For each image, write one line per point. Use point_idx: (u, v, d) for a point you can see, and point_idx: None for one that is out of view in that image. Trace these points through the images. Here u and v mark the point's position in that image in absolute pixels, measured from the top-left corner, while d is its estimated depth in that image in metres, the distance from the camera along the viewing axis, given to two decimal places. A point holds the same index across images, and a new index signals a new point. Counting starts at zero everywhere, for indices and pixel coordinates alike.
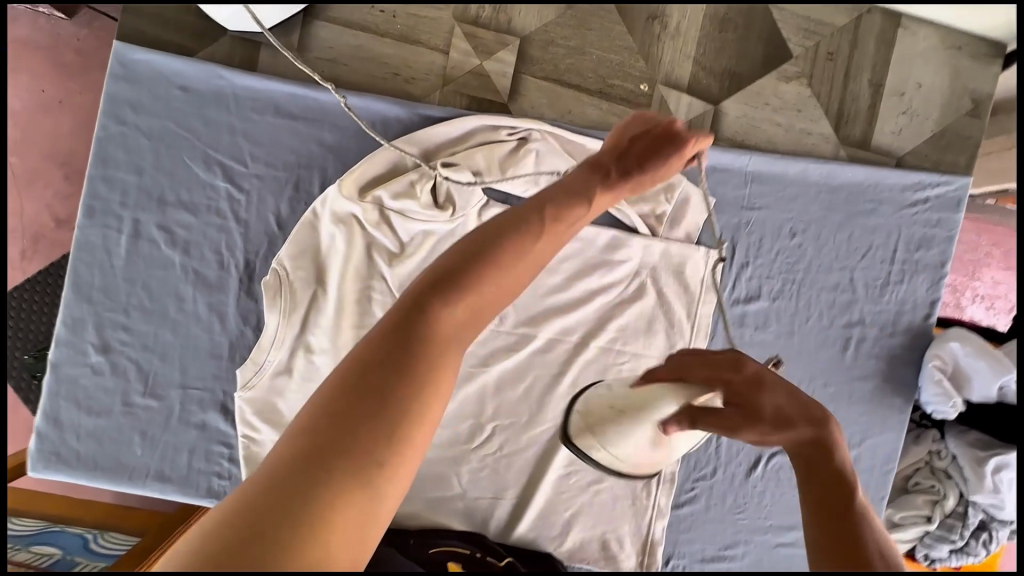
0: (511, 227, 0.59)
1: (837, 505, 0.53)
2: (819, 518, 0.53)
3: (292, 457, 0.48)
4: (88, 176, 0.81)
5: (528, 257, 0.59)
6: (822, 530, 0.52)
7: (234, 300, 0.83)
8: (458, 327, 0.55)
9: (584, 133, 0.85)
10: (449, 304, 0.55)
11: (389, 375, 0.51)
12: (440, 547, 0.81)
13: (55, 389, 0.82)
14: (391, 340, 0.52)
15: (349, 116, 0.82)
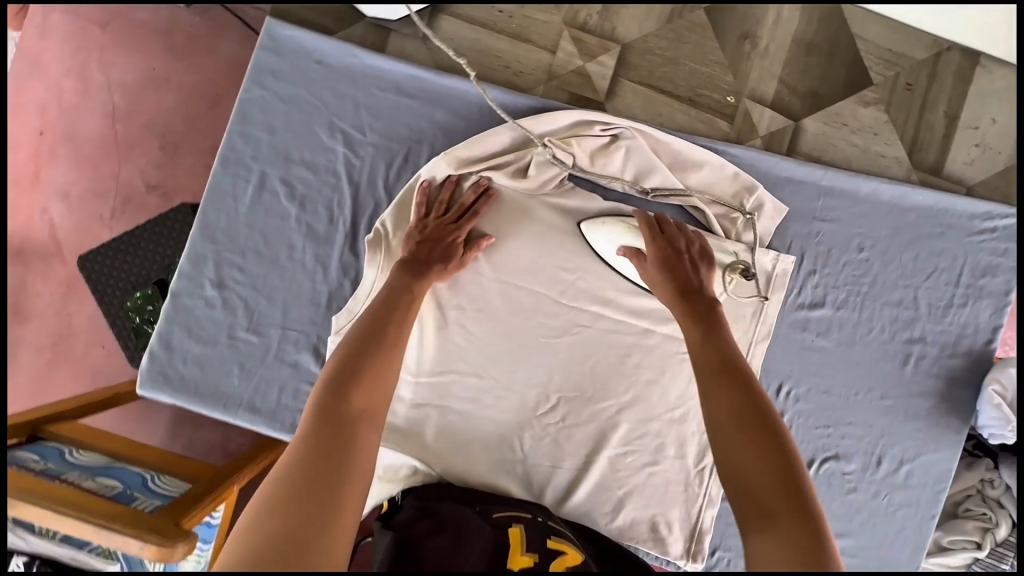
0: (397, 305, 0.79)
1: (723, 373, 0.66)
2: (723, 388, 0.65)
3: (277, 520, 0.52)
4: (228, 130, 0.91)
5: (409, 317, 0.79)
6: (725, 394, 0.64)
7: (338, 253, 0.91)
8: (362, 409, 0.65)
9: (671, 135, 0.92)
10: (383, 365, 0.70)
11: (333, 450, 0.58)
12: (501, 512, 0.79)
13: (171, 316, 0.90)
14: (335, 396, 0.64)
15: (461, 100, 0.92)
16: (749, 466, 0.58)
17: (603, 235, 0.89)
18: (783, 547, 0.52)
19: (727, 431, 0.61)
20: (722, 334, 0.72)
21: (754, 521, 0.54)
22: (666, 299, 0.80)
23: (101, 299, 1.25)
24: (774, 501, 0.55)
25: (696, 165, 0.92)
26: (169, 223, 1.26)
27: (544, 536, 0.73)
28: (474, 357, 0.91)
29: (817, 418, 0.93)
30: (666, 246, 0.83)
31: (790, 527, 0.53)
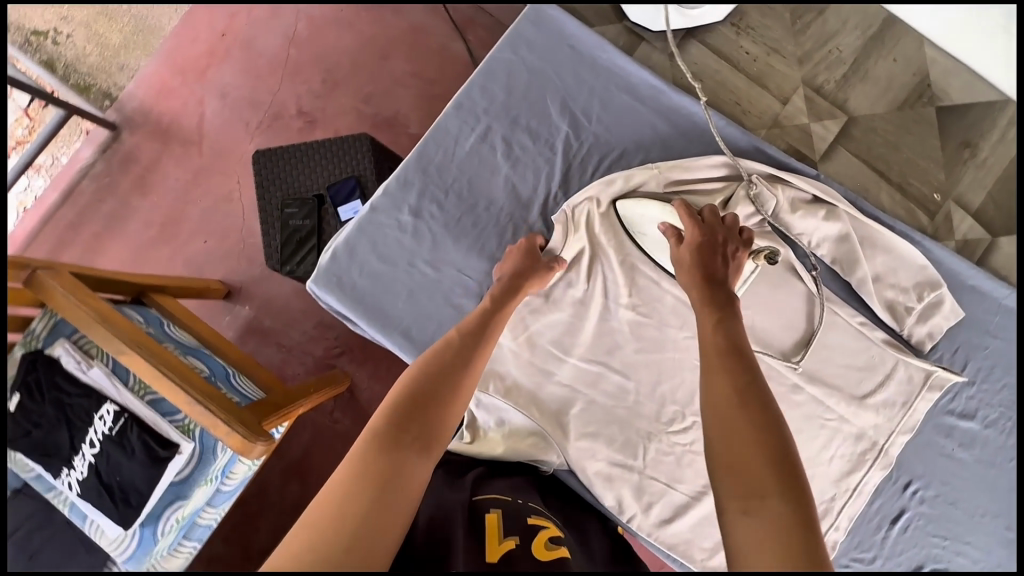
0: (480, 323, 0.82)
1: (731, 353, 0.70)
2: (725, 371, 0.68)
3: (322, 519, 0.56)
4: (469, 81, 0.97)
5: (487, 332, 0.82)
6: (722, 374, 0.68)
7: (532, 220, 0.96)
8: (417, 425, 0.68)
9: (873, 212, 0.95)
10: (440, 397, 0.72)
11: (382, 462, 0.62)
12: (480, 497, 0.79)
13: (363, 228, 0.95)
14: (393, 415, 0.68)
15: (686, 120, 0.97)
16: (738, 442, 0.61)
17: (645, 213, 0.89)
18: (766, 524, 0.54)
19: (725, 407, 0.65)
20: (734, 323, 0.74)
21: (743, 500, 0.56)
22: (691, 280, 0.80)
23: (261, 196, 1.30)
24: (757, 468, 0.58)
25: (890, 248, 0.93)
26: (347, 144, 1.30)
27: (523, 516, 0.77)
28: (624, 355, 0.94)
29: (936, 527, 0.92)
30: (702, 232, 0.82)
31: (780, 504, 0.55)
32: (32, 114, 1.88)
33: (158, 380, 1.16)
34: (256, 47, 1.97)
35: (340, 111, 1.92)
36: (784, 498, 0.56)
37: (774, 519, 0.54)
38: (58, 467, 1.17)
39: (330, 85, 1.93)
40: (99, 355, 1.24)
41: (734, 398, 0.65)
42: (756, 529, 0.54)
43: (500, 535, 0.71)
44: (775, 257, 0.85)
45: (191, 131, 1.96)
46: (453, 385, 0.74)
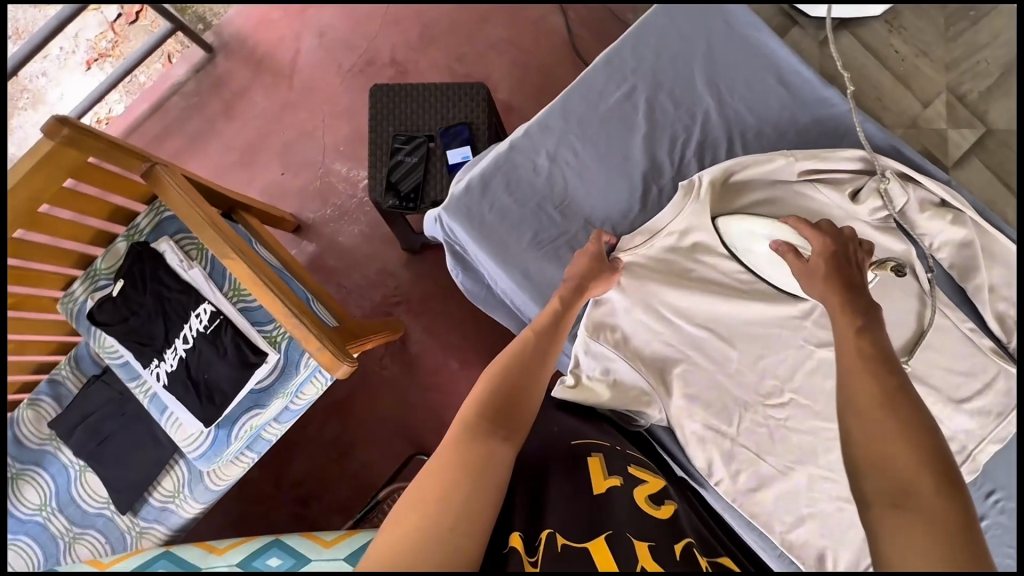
0: (555, 324, 0.87)
1: (878, 364, 0.71)
2: (870, 374, 0.70)
3: (425, 501, 0.62)
4: (621, 39, 1.00)
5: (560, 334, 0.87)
6: (868, 379, 0.70)
7: (663, 182, 0.97)
8: (499, 418, 0.74)
9: (997, 224, 0.97)
10: (519, 392, 0.78)
11: (473, 450, 0.69)
12: (581, 438, 0.87)
13: (499, 165, 0.97)
14: (478, 409, 0.74)
15: (825, 108, 0.98)
16: (888, 448, 0.65)
17: (753, 230, 0.90)
18: (921, 523, 0.59)
19: (871, 409, 0.68)
20: (875, 326, 0.76)
21: (888, 499, 0.62)
22: (828, 289, 0.80)
23: (372, 128, 1.34)
24: (910, 473, 0.63)
25: (1009, 262, 0.95)
26: (462, 92, 1.34)
27: (625, 462, 0.84)
28: (730, 323, 0.95)
29: (1013, 538, 0.94)
30: (833, 241, 0.84)
31: (930, 499, 0.60)
32: (119, 29, 1.93)
33: (259, 290, 1.19)
34: None
35: (433, 66, 1.96)
36: (938, 495, 0.61)
37: (928, 518, 0.59)
38: (149, 356, 1.21)
39: (426, 41, 1.97)
40: (198, 257, 1.28)
41: (882, 399, 0.68)
42: (913, 525, 0.59)
43: (604, 473, 0.80)
44: (903, 269, 0.88)
45: (285, 66, 2.00)
46: (528, 382, 0.80)
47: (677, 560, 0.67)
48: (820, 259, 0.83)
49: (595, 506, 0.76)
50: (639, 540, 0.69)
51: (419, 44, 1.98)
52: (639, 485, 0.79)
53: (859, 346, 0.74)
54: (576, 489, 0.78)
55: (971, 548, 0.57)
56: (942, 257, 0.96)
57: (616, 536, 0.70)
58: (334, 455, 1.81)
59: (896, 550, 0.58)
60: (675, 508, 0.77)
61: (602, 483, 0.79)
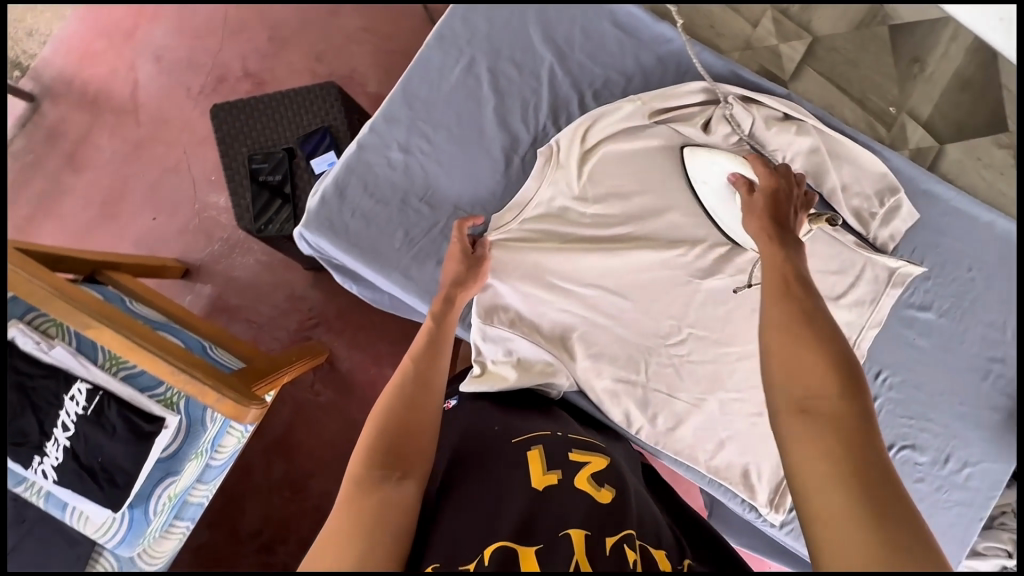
0: (434, 347, 0.81)
1: (784, 286, 0.67)
2: (784, 301, 0.65)
3: None
4: (449, 11, 0.95)
5: (439, 352, 0.81)
6: (784, 305, 0.65)
7: (523, 151, 0.95)
8: (390, 458, 0.67)
9: (838, 126, 1.02)
10: (410, 423, 0.71)
11: (365, 504, 0.61)
12: (522, 436, 0.78)
13: (352, 168, 0.92)
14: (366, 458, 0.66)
15: (664, 45, 0.98)
16: (800, 362, 0.59)
17: (712, 164, 0.92)
18: (819, 434, 0.54)
19: (789, 330, 0.62)
20: (800, 260, 0.72)
21: (791, 410, 0.57)
22: (761, 224, 0.79)
23: (224, 152, 1.23)
24: (815, 383, 0.57)
25: (853, 160, 1.01)
26: (313, 95, 1.26)
27: (566, 450, 0.76)
28: (621, 276, 0.96)
29: (902, 408, 1.03)
30: (779, 181, 0.83)
31: (831, 406, 0.55)
32: None
33: (135, 354, 1.08)
34: (189, 7, 1.85)
35: (291, 71, 1.83)
36: (841, 402, 0.55)
37: (826, 425, 0.54)
38: (28, 456, 1.09)
39: (277, 45, 1.83)
40: (58, 334, 1.15)
41: (796, 324, 0.62)
42: (812, 433, 0.54)
43: (544, 467, 0.71)
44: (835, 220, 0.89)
45: (125, 100, 1.81)
46: (416, 407, 0.73)
47: (610, 554, 0.60)
48: (763, 200, 0.81)
49: (532, 505, 0.65)
50: (577, 534, 0.61)
51: (269, 50, 1.83)
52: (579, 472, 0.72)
53: (780, 278, 0.69)
54: (511, 484, 0.68)
55: (872, 464, 0.51)
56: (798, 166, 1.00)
57: (550, 539, 0.60)
58: (285, 495, 1.73)
59: (798, 465, 0.54)
60: (618, 489, 0.71)
61: (544, 477, 0.69)
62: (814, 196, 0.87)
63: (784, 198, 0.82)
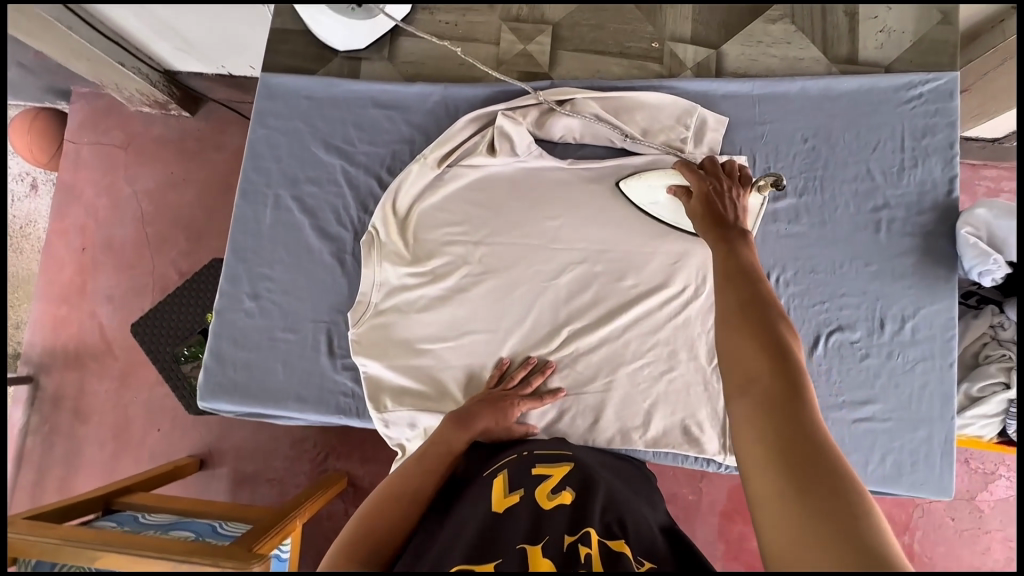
0: (439, 456, 0.83)
1: (737, 278, 0.69)
2: (733, 289, 0.68)
3: None
4: (243, 168, 1.07)
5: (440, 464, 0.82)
6: (732, 292, 0.68)
7: (351, 247, 1.04)
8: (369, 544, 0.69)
9: (612, 84, 1.07)
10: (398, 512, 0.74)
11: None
12: (491, 465, 0.81)
13: (218, 332, 1.02)
14: (348, 545, 0.69)
15: (429, 101, 1.07)
16: (745, 346, 0.61)
17: (651, 185, 0.99)
18: (758, 403, 0.56)
19: (730, 312, 0.66)
20: (746, 251, 0.74)
21: (738, 383, 0.59)
22: (702, 223, 0.82)
23: (155, 359, 1.38)
24: (759, 368, 0.59)
25: (639, 105, 1.05)
26: (206, 276, 1.42)
27: (530, 466, 0.78)
28: (481, 315, 1.01)
29: (811, 297, 1.00)
30: (707, 179, 0.87)
31: (771, 388, 0.56)
32: None
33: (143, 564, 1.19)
34: (116, 243, 2.00)
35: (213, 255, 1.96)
36: (770, 372, 0.58)
37: (765, 397, 0.56)
38: None
39: (195, 240, 1.98)
40: None
41: (740, 306, 0.65)
42: (752, 405, 0.56)
43: (507, 490, 0.73)
44: (780, 181, 0.93)
45: (98, 345, 1.96)
46: (407, 501, 0.76)
47: (564, 551, 0.63)
48: (697, 202, 0.85)
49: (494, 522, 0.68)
50: (532, 548, 0.63)
51: (186, 247, 1.98)
52: (543, 485, 0.74)
53: (727, 263, 0.72)
54: (473, 510, 0.70)
55: (791, 418, 0.53)
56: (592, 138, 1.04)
57: (507, 554, 0.62)
58: None
59: (742, 429, 0.56)
60: (579, 494, 0.74)
61: (508, 498, 0.72)
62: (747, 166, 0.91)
63: (718, 195, 0.84)
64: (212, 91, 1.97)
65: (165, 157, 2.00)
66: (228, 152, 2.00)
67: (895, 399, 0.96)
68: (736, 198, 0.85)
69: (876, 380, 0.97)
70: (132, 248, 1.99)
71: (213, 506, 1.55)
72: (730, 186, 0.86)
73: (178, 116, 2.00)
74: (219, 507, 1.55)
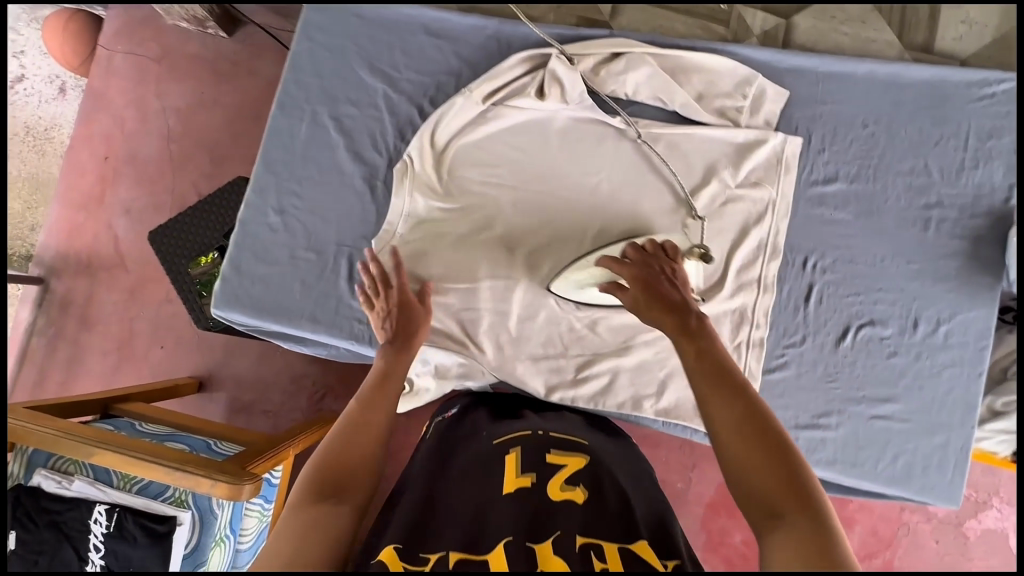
0: (394, 374, 0.83)
1: (724, 388, 0.65)
2: (720, 400, 0.64)
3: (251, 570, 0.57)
4: (283, 80, 1.04)
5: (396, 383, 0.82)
6: (724, 403, 0.63)
7: (384, 175, 1.02)
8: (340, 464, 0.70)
9: (673, 43, 1.02)
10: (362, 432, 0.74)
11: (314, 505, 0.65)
12: (502, 436, 0.82)
13: (240, 243, 1.00)
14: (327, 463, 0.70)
15: (481, 36, 1.04)
16: (759, 474, 0.58)
17: (583, 282, 0.92)
18: (795, 548, 0.52)
19: (730, 433, 0.61)
20: (716, 347, 0.70)
21: (763, 517, 0.56)
22: (659, 317, 0.76)
23: (169, 269, 1.37)
24: (783, 504, 0.55)
25: (698, 67, 1.00)
26: (229, 193, 1.40)
27: (544, 449, 0.79)
28: (506, 260, 0.98)
29: (846, 288, 0.97)
30: (637, 269, 0.82)
31: (803, 527, 0.53)
32: None
33: (138, 466, 1.19)
34: (141, 157, 1.95)
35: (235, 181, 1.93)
36: (796, 507, 0.55)
37: (802, 540, 0.52)
38: None
39: (218, 164, 1.94)
40: (77, 469, 1.28)
41: (741, 427, 0.61)
42: (785, 544, 0.53)
43: (518, 470, 0.75)
44: (708, 254, 0.87)
45: (111, 256, 1.92)
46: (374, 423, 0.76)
47: (577, 551, 0.62)
48: (637, 283, 0.80)
49: (502, 504, 0.70)
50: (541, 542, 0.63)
51: (209, 171, 1.94)
52: (554, 470, 0.75)
53: (710, 367, 0.68)
54: (484, 494, 0.71)
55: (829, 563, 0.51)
56: (645, 96, 1.00)
57: (514, 533, 0.65)
58: None
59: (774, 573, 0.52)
60: (592, 489, 0.72)
61: (518, 479, 0.73)
62: (676, 244, 0.87)
63: (657, 284, 0.80)
64: (253, 14, 1.93)
65: (197, 76, 1.95)
66: (261, 78, 1.95)
67: (916, 401, 0.94)
68: (670, 279, 0.81)
69: (901, 380, 0.94)
70: (156, 163, 1.95)
71: (211, 427, 1.55)
72: (661, 267, 0.83)
73: (215, 35, 1.95)
74: (217, 428, 1.56)
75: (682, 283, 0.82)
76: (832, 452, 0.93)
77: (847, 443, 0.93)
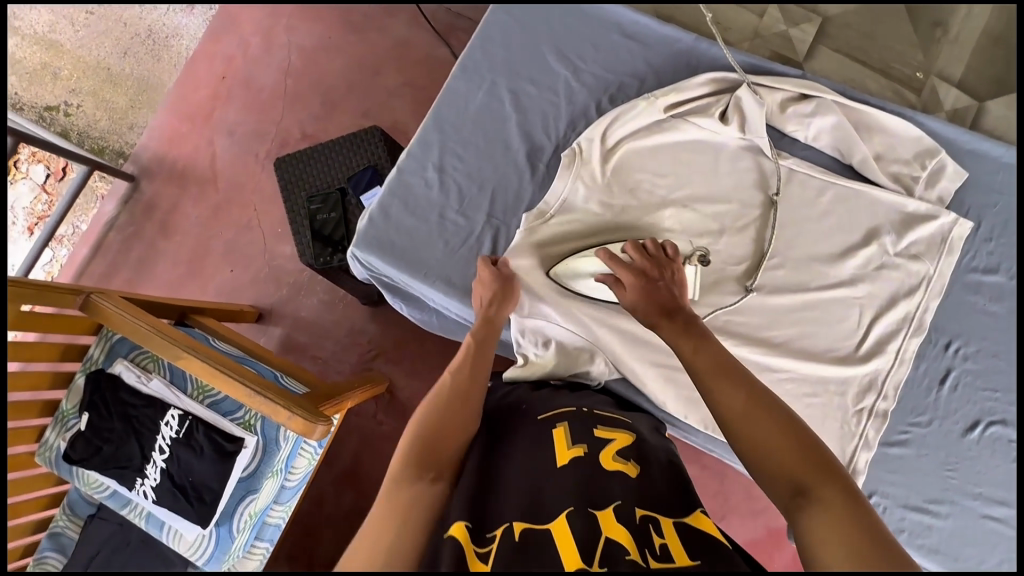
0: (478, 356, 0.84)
1: (723, 375, 0.69)
2: (722, 386, 0.68)
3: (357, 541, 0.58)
4: (471, 44, 1.05)
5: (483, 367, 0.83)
6: (727, 389, 0.67)
7: (547, 159, 1.02)
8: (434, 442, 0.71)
9: (862, 99, 1.02)
10: (454, 414, 0.75)
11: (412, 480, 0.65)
12: (546, 412, 0.80)
13: (392, 191, 1.01)
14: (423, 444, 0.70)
15: (673, 49, 1.05)
16: (780, 453, 0.60)
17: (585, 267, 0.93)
18: (830, 515, 0.54)
19: (744, 416, 0.64)
20: (710, 340, 0.76)
21: (790, 497, 0.57)
22: (647, 304, 0.83)
23: (287, 199, 1.39)
24: (808, 477, 0.57)
25: (883, 128, 1.00)
26: (361, 139, 1.41)
27: (592, 426, 0.77)
28: None
29: (984, 381, 0.95)
30: (643, 262, 0.88)
31: (832, 497, 0.55)
32: (51, 189, 1.70)
33: (224, 381, 1.19)
34: (255, 83, 1.92)
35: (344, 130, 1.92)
36: (823, 482, 0.57)
37: (832, 509, 0.54)
38: (131, 478, 1.18)
39: (330, 107, 1.89)
40: (155, 367, 1.28)
41: (754, 407, 0.64)
42: (820, 515, 0.54)
43: (568, 443, 0.73)
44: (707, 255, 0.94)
45: (205, 170, 1.86)
46: (462, 403, 0.77)
47: (635, 523, 0.61)
48: (634, 280, 0.86)
49: (554, 476, 0.68)
50: (602, 511, 0.62)
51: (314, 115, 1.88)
52: (604, 448, 0.73)
53: (692, 357, 0.73)
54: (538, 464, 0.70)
55: (867, 527, 0.52)
56: (823, 143, 1.00)
57: (575, 506, 0.63)
58: None
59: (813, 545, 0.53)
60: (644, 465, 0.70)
61: (569, 452, 0.71)
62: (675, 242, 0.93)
63: (645, 280, 0.86)
64: None
65: (331, 19, 1.96)
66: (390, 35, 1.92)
67: None
68: (674, 282, 0.87)
69: None
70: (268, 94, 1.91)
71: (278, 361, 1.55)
72: (671, 270, 0.88)
73: None
74: (285, 363, 1.56)
75: (683, 287, 0.88)
76: (936, 541, 0.91)
77: (953, 536, 0.91)
